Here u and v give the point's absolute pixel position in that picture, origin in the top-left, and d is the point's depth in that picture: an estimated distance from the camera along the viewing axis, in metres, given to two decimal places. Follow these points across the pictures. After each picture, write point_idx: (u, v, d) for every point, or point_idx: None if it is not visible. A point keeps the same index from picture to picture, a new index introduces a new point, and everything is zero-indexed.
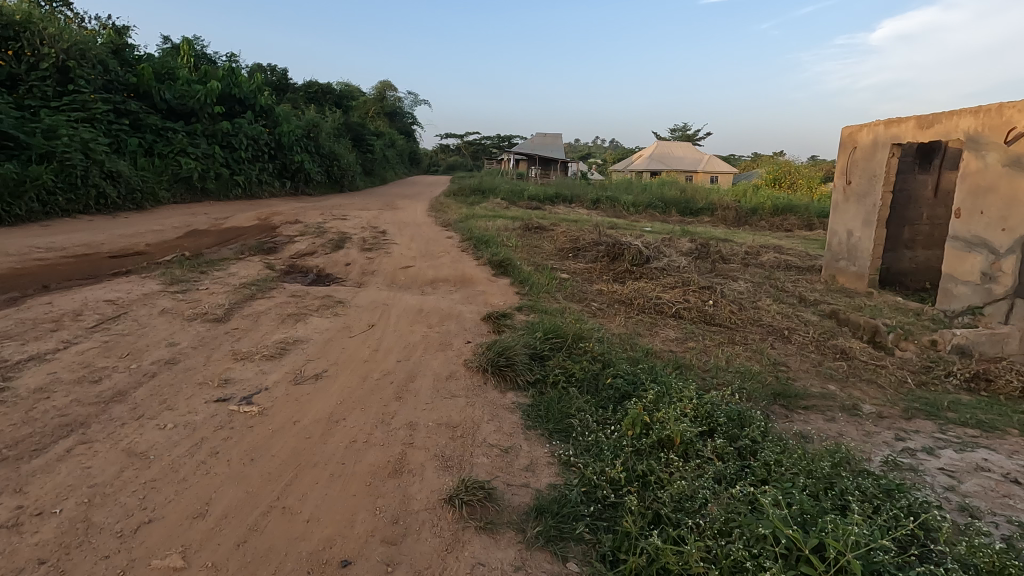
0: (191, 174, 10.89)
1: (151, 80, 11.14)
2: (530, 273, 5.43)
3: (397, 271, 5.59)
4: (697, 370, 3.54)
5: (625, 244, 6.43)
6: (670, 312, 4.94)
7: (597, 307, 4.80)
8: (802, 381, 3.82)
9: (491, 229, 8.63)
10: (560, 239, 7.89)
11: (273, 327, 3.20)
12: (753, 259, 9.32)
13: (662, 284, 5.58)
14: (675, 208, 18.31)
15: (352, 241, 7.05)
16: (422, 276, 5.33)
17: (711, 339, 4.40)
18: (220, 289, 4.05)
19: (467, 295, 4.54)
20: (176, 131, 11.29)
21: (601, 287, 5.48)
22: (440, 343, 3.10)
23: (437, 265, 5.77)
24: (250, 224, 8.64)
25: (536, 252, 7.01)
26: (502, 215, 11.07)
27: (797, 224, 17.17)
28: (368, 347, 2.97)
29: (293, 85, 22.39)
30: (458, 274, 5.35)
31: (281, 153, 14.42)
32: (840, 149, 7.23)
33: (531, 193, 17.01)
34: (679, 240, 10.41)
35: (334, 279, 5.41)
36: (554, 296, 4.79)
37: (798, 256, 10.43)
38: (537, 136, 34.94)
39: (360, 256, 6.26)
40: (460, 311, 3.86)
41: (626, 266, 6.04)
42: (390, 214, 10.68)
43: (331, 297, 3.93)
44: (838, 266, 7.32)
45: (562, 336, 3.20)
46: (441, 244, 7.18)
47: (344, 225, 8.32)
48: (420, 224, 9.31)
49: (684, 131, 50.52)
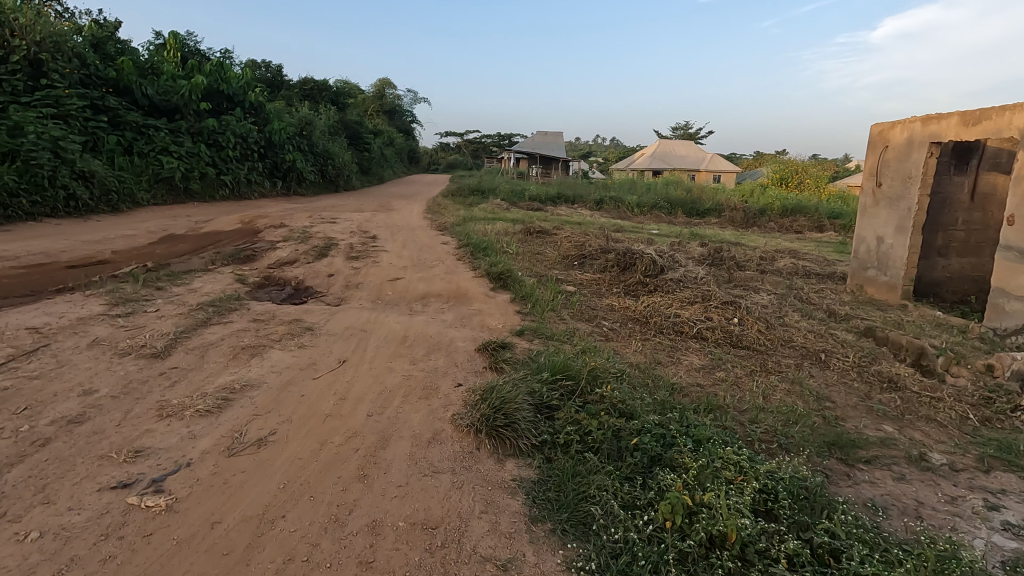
0: (173, 174, 10.32)
1: (132, 75, 10.57)
2: (531, 287, 4.84)
3: (384, 284, 5.02)
4: (733, 414, 2.97)
5: (637, 252, 5.86)
6: (691, 333, 4.36)
7: (609, 329, 4.23)
8: (853, 422, 3.25)
9: (489, 234, 8.06)
10: (563, 245, 7.32)
11: (221, 366, 2.62)
12: (770, 266, 8.73)
13: (680, 299, 4.99)
14: (681, 208, 17.73)
15: (338, 249, 6.48)
16: (411, 291, 4.75)
17: (740, 367, 3.83)
18: (171, 311, 3.47)
19: (460, 316, 3.96)
20: (158, 128, 10.71)
21: (612, 303, 4.91)
22: (424, 387, 2.52)
23: (429, 277, 5.19)
24: (231, 228, 8.07)
25: (538, 260, 6.44)
26: (502, 218, 10.50)
27: (807, 225, 16.57)
28: (334, 394, 2.39)
29: (288, 82, 21.83)
30: (450, 288, 4.77)
31: (271, 152, 13.84)
32: (870, 148, 6.65)
33: (532, 194, 16.45)
34: (690, 244, 9.83)
35: (313, 294, 4.84)
36: (561, 316, 4.22)
37: (816, 262, 9.83)
38: (538, 136, 34.39)
39: (344, 265, 5.68)
40: (451, 339, 3.28)
41: (639, 278, 5.47)
42: (384, 217, 10.11)
43: (300, 321, 3.35)
44: (866, 275, 6.74)
45: (572, 375, 2.63)
46: (434, 251, 6.61)
47: (331, 230, 7.74)
48: (415, 228, 8.74)
49: (687, 129, 49.88)
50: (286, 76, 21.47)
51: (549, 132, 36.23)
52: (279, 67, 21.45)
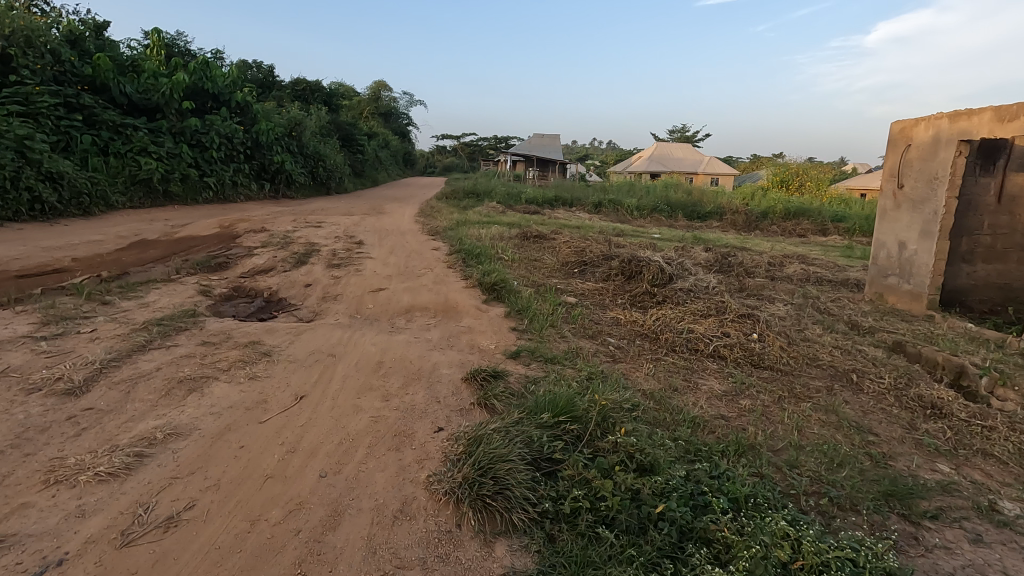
0: (151, 175, 9.82)
1: (110, 71, 10.06)
2: (528, 299, 4.37)
3: (366, 295, 4.54)
4: (768, 455, 2.50)
5: (643, 259, 5.39)
6: (707, 352, 3.89)
7: (616, 348, 3.76)
8: (903, 461, 2.79)
9: (483, 238, 7.60)
10: (562, 251, 6.86)
11: (146, 407, 2.13)
12: (780, 272, 8.27)
13: (692, 311, 4.53)
14: (682, 211, 17.31)
15: (320, 255, 5.99)
16: (394, 305, 4.25)
17: (767, 393, 3.36)
18: (109, 332, 2.97)
19: (446, 335, 3.48)
20: (137, 127, 10.20)
21: (618, 317, 4.44)
22: (395, 434, 2.04)
23: (414, 288, 4.70)
24: (209, 233, 7.57)
25: (535, 268, 5.97)
26: (497, 221, 10.06)
27: (811, 229, 16.16)
28: (281, 445, 1.91)
29: (280, 83, 21.38)
30: (437, 300, 4.29)
31: (259, 153, 13.35)
32: (890, 148, 6.21)
33: (529, 196, 16.02)
34: (694, 249, 9.38)
35: (286, 307, 4.35)
36: (562, 334, 3.74)
37: (826, 267, 9.39)
38: (534, 139, 34.06)
39: (324, 274, 5.19)
40: (433, 366, 2.80)
41: (645, 288, 5.01)
42: (373, 220, 9.63)
43: (257, 344, 2.86)
44: (887, 282, 6.29)
45: (579, 415, 2.16)
46: (423, 258, 6.13)
47: (315, 235, 7.25)
48: (404, 232, 8.27)
49: (684, 132, 49.63)
50: (278, 76, 21.02)
51: (546, 134, 35.85)
52: (270, 67, 21.00)
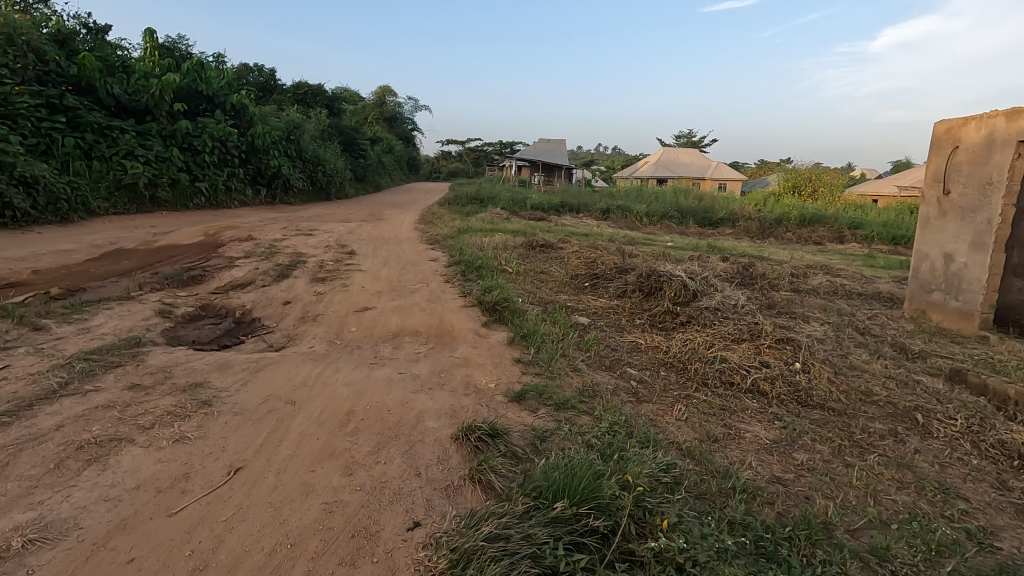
0: (137, 180, 9.32)
1: (95, 71, 9.59)
2: (534, 321, 3.82)
3: (350, 316, 4.00)
4: (847, 542, 1.93)
5: (663, 273, 4.83)
6: (745, 386, 3.32)
7: (639, 384, 3.20)
8: (1011, 539, 2.20)
9: (486, 248, 7.06)
10: (571, 262, 6.31)
11: (20, 490, 1.57)
12: (806, 284, 7.67)
13: (722, 336, 3.96)
14: (693, 218, 16.72)
15: (305, 268, 5.46)
16: (380, 328, 3.69)
17: (823, 442, 2.79)
18: (22, 370, 2.42)
19: (436, 369, 2.91)
20: (124, 129, 9.73)
21: (638, 342, 3.88)
22: (353, 535, 1.48)
23: (405, 307, 4.14)
24: (191, 241, 7.06)
25: (541, 282, 5.43)
26: (501, 229, 9.54)
27: (827, 236, 15.55)
28: (187, 558, 1.36)
29: (282, 86, 21.05)
30: (429, 324, 3.73)
31: (254, 157, 12.88)
32: (934, 150, 5.63)
33: (534, 202, 15.52)
34: (711, 259, 8.81)
35: (257, 329, 3.80)
36: (575, 367, 3.17)
37: (852, 278, 8.77)
38: (540, 144, 33.76)
39: (306, 290, 4.65)
40: (415, 417, 2.23)
41: (666, 307, 4.45)
42: (369, 227, 9.12)
43: (200, 388, 2.30)
44: (930, 298, 5.70)
45: (606, 502, 1.61)
46: (419, 270, 5.58)
47: (304, 244, 6.71)
48: (402, 241, 7.74)
49: (691, 137, 49.10)
50: (279, 80, 20.71)
51: (551, 139, 35.44)
52: (272, 70, 20.67)
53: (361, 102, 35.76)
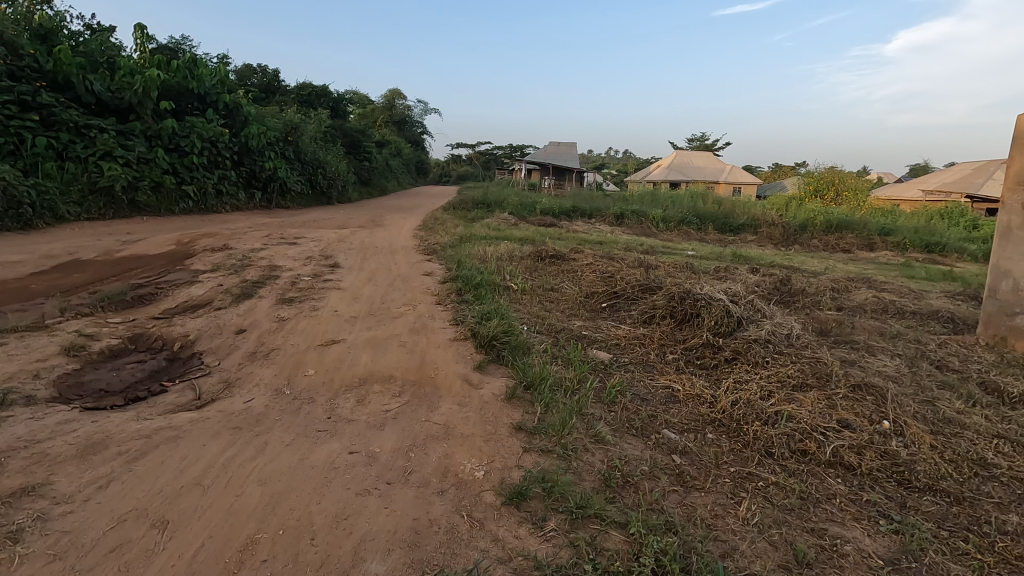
0: (114, 183, 8.57)
1: (72, 66, 8.87)
2: (542, 362, 3.00)
3: (311, 350, 3.21)
4: None
5: (699, 294, 3.97)
6: (823, 459, 2.47)
7: (682, 459, 2.36)
8: None
9: (489, 259, 6.28)
10: (586, 277, 5.49)
11: None
12: (852, 301, 6.76)
13: (781, 381, 3.11)
14: (712, 223, 15.82)
15: (275, 284, 4.68)
16: (344, 372, 2.88)
17: (955, 558, 1.94)
18: None
19: (405, 444, 2.10)
20: (103, 128, 9.04)
21: (674, 390, 3.04)
22: None
23: (381, 339, 3.33)
24: (160, 252, 6.30)
25: (551, 303, 4.62)
26: (508, 236, 8.75)
27: (857, 243, 14.55)
28: None
29: (285, 87, 20.49)
30: (407, 366, 2.91)
31: (248, 159, 12.18)
32: (1014, 148, 4.75)
33: (544, 206, 14.74)
34: (739, 271, 7.95)
35: (192, 370, 3.01)
36: (595, 435, 2.35)
37: (899, 293, 7.83)
38: (550, 147, 33.04)
39: (268, 314, 3.85)
40: (349, 556, 1.42)
41: (704, 339, 3.60)
42: (363, 235, 8.35)
43: (27, 500, 1.51)
44: (1013, 323, 4.81)
45: None
46: (408, 288, 4.77)
47: (282, 255, 5.93)
48: (395, 251, 6.94)
49: (704, 139, 48.09)
50: (283, 81, 20.14)
51: (562, 142, 34.69)
52: (275, 71, 20.10)
53: (369, 104, 35.24)
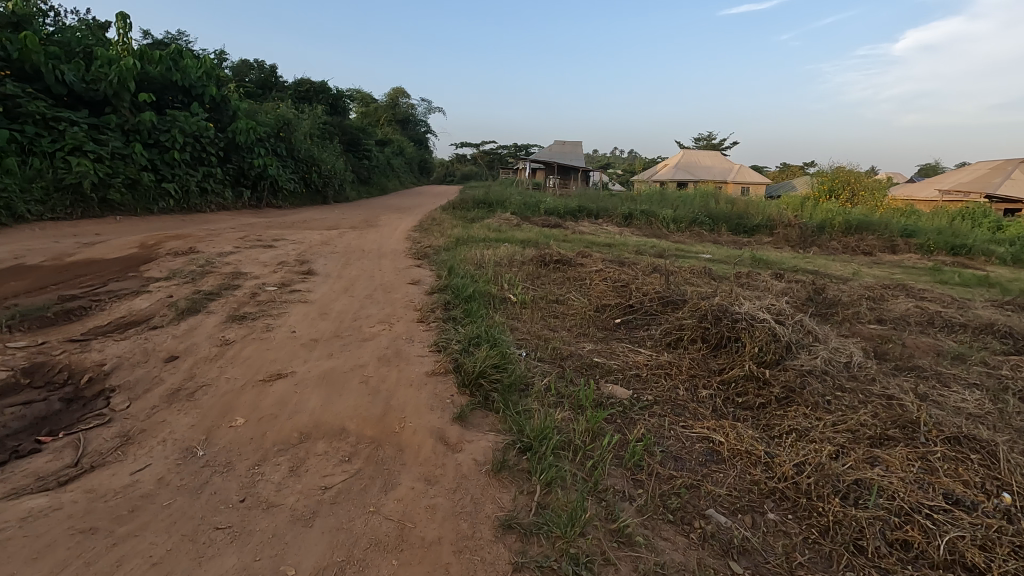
0: (82, 180, 7.91)
1: (40, 54, 8.18)
2: (543, 410, 2.30)
3: (248, 388, 2.51)
4: None
5: (736, 312, 3.27)
6: (938, 561, 1.75)
7: (740, 565, 1.66)
8: None
9: (486, 264, 5.60)
10: (596, 287, 4.80)
11: None
12: (893, 313, 6.01)
13: (855, 433, 2.39)
14: (725, 224, 15.07)
15: (232, 296, 3.99)
16: (282, 422, 2.18)
17: None
18: None
19: (337, 559, 1.41)
20: (73, 121, 8.38)
21: (714, 444, 2.34)
22: None
23: (340, 372, 2.63)
24: (117, 256, 5.62)
25: (556, 319, 3.92)
26: (509, 238, 8.06)
27: (878, 245, 13.77)
28: None
29: (283, 84, 19.87)
30: (367, 413, 2.21)
31: (235, 156, 11.54)
32: None
33: (548, 207, 14.04)
34: (762, 277, 7.23)
35: (89, 415, 2.32)
36: (617, 531, 1.65)
37: (939, 302, 7.08)
38: (555, 146, 32.44)
39: (210, 336, 3.15)
40: None
41: (745, 371, 2.90)
42: (352, 237, 7.67)
43: None
44: None
45: None
46: (388, 301, 4.07)
47: (252, 260, 5.25)
48: (383, 255, 6.25)
49: (711, 138, 47.20)
50: (280, 76, 19.49)
51: (568, 140, 33.97)
52: (272, 67, 19.46)
53: (372, 103, 34.66)
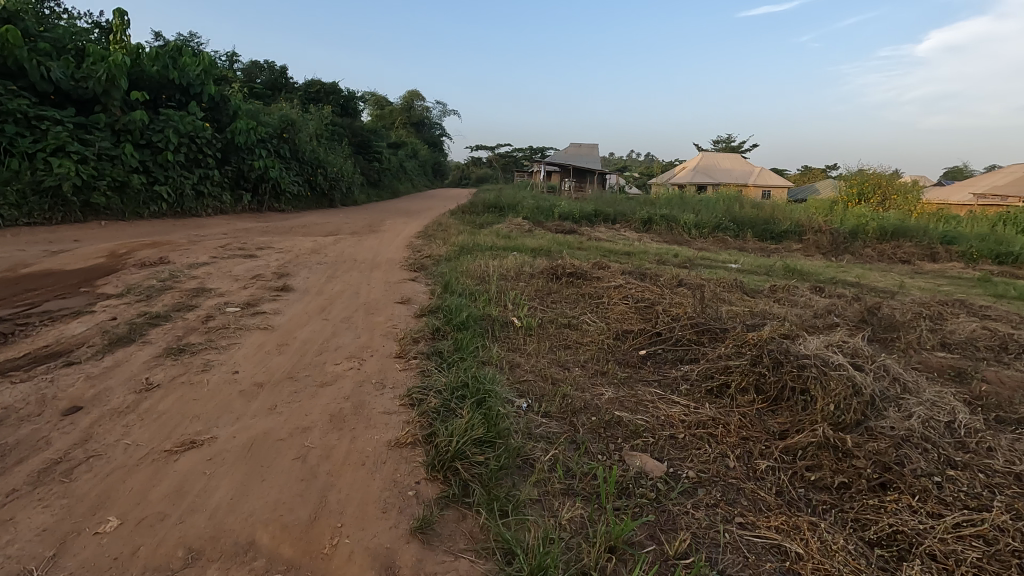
0: (63, 182, 7.43)
1: (23, 49, 7.67)
2: (541, 514, 1.63)
3: (149, 461, 1.86)
4: None
5: (799, 353, 2.55)
6: None
7: None
8: None
9: (490, 278, 4.94)
10: (615, 308, 4.10)
11: None
12: (958, 336, 5.19)
13: (997, 551, 1.65)
14: (750, 229, 14.23)
15: (183, 319, 3.36)
16: (167, 530, 1.51)
17: None
18: None
19: None
20: (58, 120, 7.88)
21: (792, 561, 1.62)
22: None
23: (276, 438, 1.96)
24: (80, 267, 5.04)
25: (567, 351, 3.24)
26: (520, 246, 7.40)
27: (917, 253, 12.81)
28: None
29: (293, 85, 19.45)
30: (291, 516, 1.54)
31: (234, 157, 11.04)
32: None
33: (563, 211, 13.35)
34: (801, 292, 6.46)
35: None
36: None
37: (1005, 322, 6.23)
38: (571, 149, 31.76)
39: (132, 377, 2.51)
40: None
41: (817, 436, 2.17)
42: (348, 244, 7.07)
43: None
44: None
45: None
46: (367, 326, 3.42)
47: (224, 274, 4.63)
48: (376, 266, 5.61)
49: (730, 140, 46.00)
50: (290, 77, 19.08)
51: (585, 143, 33.23)
52: (283, 67, 19.05)
53: (386, 105, 34.30)
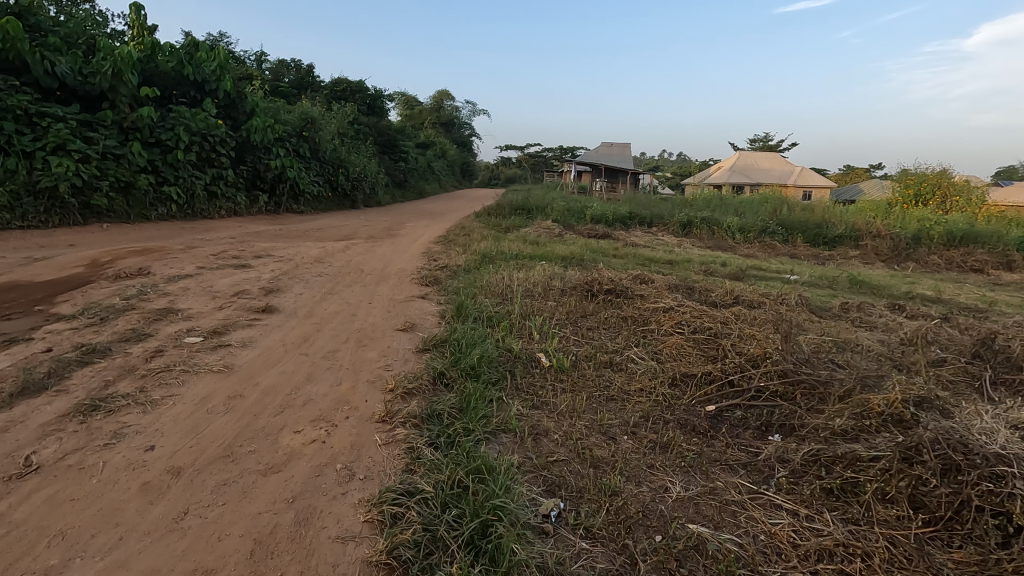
0: (60, 183, 6.99)
1: (25, 42, 7.17)
2: None
3: None
4: None
5: (983, 451, 1.66)
6: None
7: None
8: None
9: (512, 296, 4.17)
10: (667, 340, 3.26)
11: None
12: None
13: None
14: (800, 233, 13.08)
15: (123, 355, 2.66)
16: None
17: None
18: None
19: None
20: (61, 116, 7.43)
21: None
22: None
23: None
24: (51, 278, 4.45)
25: (610, 408, 2.43)
26: (548, 254, 6.60)
27: (991, 260, 11.49)
28: None
29: (319, 83, 19.08)
30: None
31: (250, 156, 10.57)
32: None
33: (594, 212, 12.49)
34: (878, 311, 5.49)
35: None
36: None
37: None
38: (603, 149, 30.79)
39: (8, 452, 1.80)
40: None
41: None
42: (359, 251, 6.41)
43: None
44: None
45: None
46: (353, 367, 2.68)
47: (203, 289, 3.97)
48: (383, 278, 4.91)
49: (768, 139, 44.26)
50: (317, 76, 18.71)
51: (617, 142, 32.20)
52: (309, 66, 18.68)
53: (416, 105, 33.93)
